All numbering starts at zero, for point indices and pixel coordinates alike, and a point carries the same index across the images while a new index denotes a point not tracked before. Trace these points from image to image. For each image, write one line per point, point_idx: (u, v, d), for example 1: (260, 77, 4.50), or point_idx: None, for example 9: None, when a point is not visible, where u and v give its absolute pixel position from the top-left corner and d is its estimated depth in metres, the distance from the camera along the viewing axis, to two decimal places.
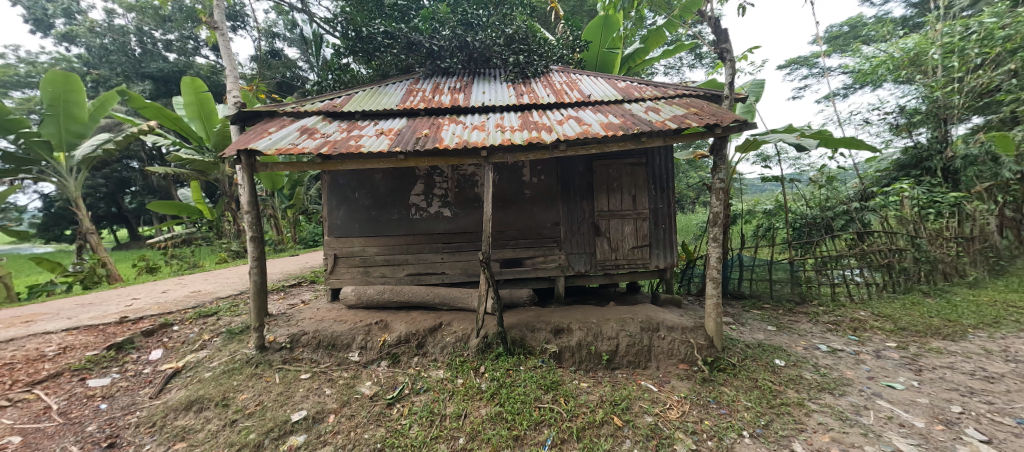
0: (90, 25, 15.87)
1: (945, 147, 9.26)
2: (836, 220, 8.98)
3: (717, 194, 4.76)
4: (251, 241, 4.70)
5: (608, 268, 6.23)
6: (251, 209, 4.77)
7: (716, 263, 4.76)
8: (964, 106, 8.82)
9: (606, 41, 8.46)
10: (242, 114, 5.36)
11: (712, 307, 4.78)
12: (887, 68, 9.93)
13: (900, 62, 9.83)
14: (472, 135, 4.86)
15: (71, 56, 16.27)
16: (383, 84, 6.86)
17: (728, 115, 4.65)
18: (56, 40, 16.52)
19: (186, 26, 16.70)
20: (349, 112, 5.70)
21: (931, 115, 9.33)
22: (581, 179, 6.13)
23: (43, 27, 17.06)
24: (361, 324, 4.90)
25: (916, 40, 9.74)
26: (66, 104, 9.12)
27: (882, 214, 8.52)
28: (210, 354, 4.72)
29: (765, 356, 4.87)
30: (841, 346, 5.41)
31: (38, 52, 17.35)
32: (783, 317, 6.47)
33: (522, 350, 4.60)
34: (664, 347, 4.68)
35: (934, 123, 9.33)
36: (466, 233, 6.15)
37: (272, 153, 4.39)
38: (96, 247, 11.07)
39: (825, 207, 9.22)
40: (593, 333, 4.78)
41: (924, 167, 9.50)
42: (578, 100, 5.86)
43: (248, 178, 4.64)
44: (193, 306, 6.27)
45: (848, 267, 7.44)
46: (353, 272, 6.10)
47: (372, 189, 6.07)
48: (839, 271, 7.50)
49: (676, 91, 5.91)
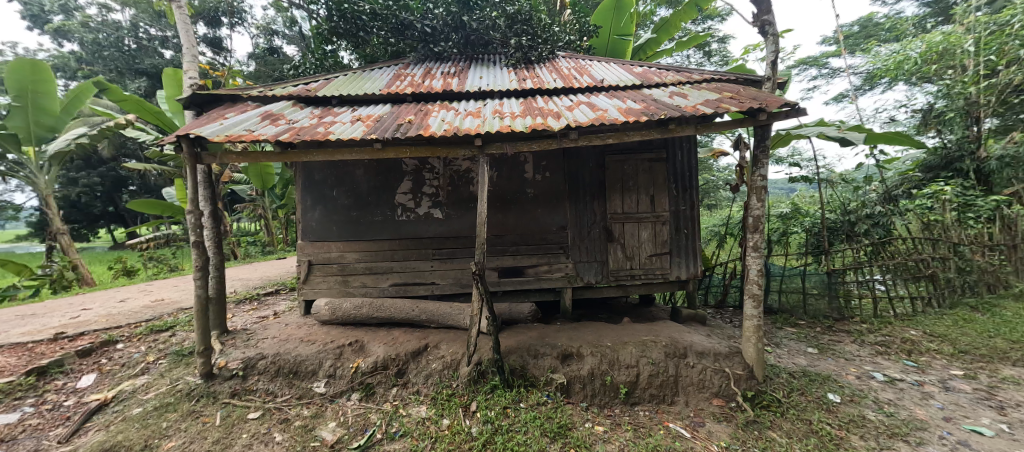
0: (82, 20, 15.23)
1: (979, 147, 7.96)
2: (858, 224, 7.92)
3: (757, 194, 3.97)
4: (194, 246, 3.74)
5: (622, 278, 5.42)
6: (194, 208, 3.79)
7: (756, 275, 3.96)
8: (996, 105, 7.62)
9: (616, 27, 7.63)
10: (198, 97, 4.60)
11: (751, 330, 3.98)
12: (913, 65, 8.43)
13: (927, 56, 8.35)
14: (465, 122, 4.09)
15: (66, 52, 15.63)
16: (369, 68, 6.11)
17: (772, 99, 3.87)
18: (53, 37, 15.93)
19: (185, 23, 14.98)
20: (324, 97, 4.93)
21: (959, 113, 8.00)
22: (592, 177, 5.35)
23: (40, 23, 16.35)
24: (332, 346, 4.13)
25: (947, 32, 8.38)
26: (35, 96, 8.03)
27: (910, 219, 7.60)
28: (149, 383, 3.94)
29: (814, 389, 4.05)
30: (899, 375, 4.58)
31: (36, 49, 16.70)
32: (822, 337, 5.64)
33: (523, 382, 3.79)
34: (694, 378, 3.90)
35: (963, 123, 8.07)
36: (459, 237, 5.36)
37: (219, 140, 3.59)
38: (67, 248, 10.31)
39: (843, 211, 8.08)
40: (608, 359, 3.98)
41: (955, 169, 8.31)
42: (590, 84, 5.08)
43: (192, 171, 3.79)
44: (147, 320, 5.52)
45: (868, 275, 6.51)
46: (330, 282, 5.31)
47: (351, 186, 5.30)
48: (859, 279, 6.58)
49: (703, 76, 5.14)
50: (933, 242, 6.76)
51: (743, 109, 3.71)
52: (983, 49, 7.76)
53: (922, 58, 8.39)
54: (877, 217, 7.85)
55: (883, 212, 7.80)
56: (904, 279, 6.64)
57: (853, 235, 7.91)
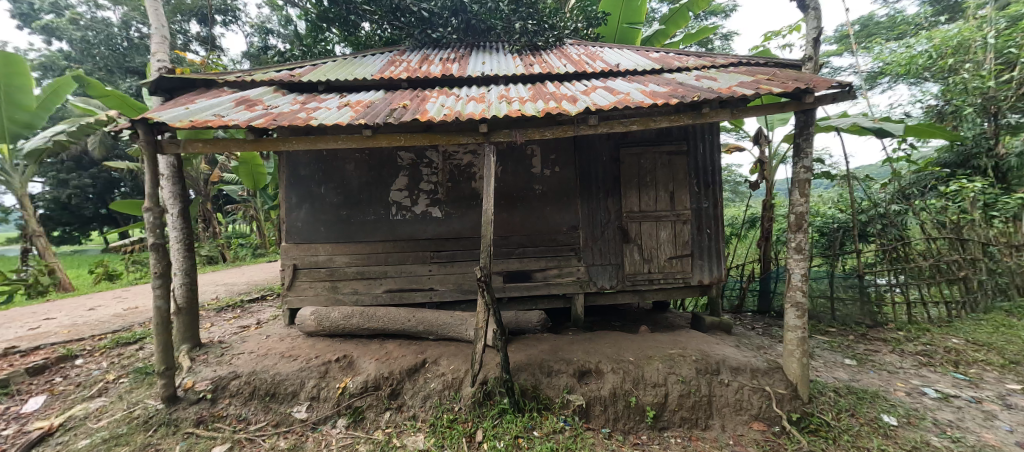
0: (72, 17, 14.47)
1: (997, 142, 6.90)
2: (871, 224, 7.28)
3: (800, 187, 3.50)
4: (153, 249, 3.16)
5: (640, 283, 4.94)
6: (152, 205, 3.21)
7: (801, 280, 3.47)
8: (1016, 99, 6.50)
9: (626, 13, 7.15)
10: (167, 81, 4.05)
11: (795, 342, 3.50)
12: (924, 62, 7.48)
13: (940, 50, 7.42)
14: (467, 107, 3.59)
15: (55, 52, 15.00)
16: (361, 54, 5.62)
17: (817, 80, 3.41)
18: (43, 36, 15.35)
19: (175, 21, 14.05)
20: (310, 83, 4.42)
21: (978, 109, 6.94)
22: (605, 171, 4.87)
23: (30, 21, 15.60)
24: (316, 363, 3.64)
25: (958, 26, 7.47)
26: (8, 89, 6.97)
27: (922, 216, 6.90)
28: (104, 407, 3.41)
29: (866, 410, 3.56)
30: (953, 391, 4.10)
31: (28, 49, 16.18)
32: (857, 346, 5.17)
33: (537, 405, 3.30)
34: (730, 398, 3.42)
35: (977, 119, 6.96)
36: (460, 238, 4.87)
37: (182, 126, 3.08)
38: (44, 251, 9.72)
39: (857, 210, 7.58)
40: (632, 377, 3.49)
41: (971, 165, 7.32)
42: (605, 69, 4.61)
43: (151, 161, 3.23)
44: (114, 331, 4.99)
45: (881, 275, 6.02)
46: (317, 288, 4.81)
47: (341, 183, 4.80)
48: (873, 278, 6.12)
49: (727, 60, 4.69)
50: (958, 242, 6.21)
51: (789, 90, 3.26)
52: (1003, 41, 6.82)
53: (934, 52, 7.50)
54: (893, 216, 7.13)
55: (903, 210, 7.07)
56: (925, 282, 6.09)
57: (866, 235, 7.44)
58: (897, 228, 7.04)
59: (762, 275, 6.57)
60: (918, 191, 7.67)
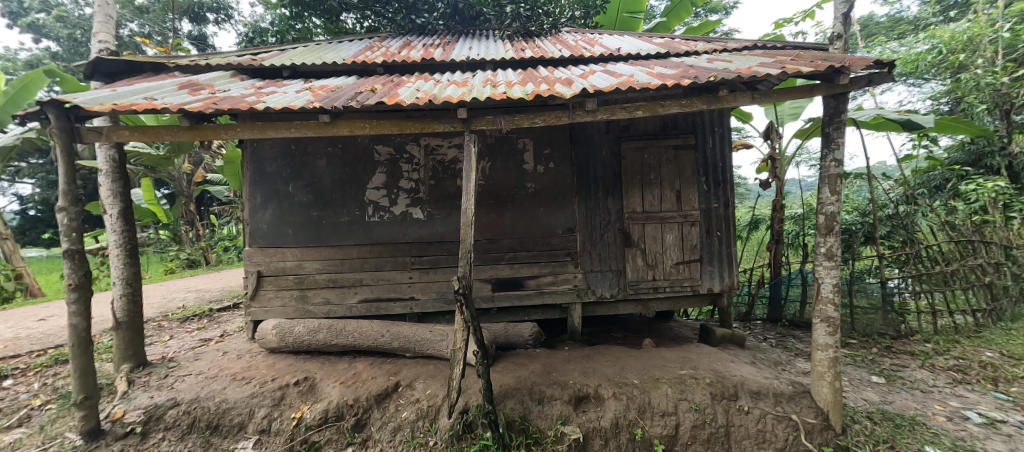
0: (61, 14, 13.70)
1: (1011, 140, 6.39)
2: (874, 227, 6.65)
3: (830, 184, 3.03)
4: (67, 256, 2.68)
5: (643, 291, 4.45)
6: (66, 205, 2.71)
7: (832, 292, 2.99)
8: None
9: (626, 2, 6.68)
10: (105, 63, 3.55)
11: (826, 364, 3.01)
12: (933, 58, 6.82)
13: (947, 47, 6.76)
14: (446, 91, 3.12)
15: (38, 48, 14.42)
16: (337, 41, 5.12)
17: (851, 59, 2.94)
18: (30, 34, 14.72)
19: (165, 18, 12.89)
20: (274, 68, 3.93)
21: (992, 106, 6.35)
22: (604, 167, 4.40)
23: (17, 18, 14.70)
24: (272, 388, 3.14)
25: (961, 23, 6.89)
26: None
27: (933, 221, 6.17)
28: (17, 441, 2.88)
29: (908, 440, 3.07)
30: (999, 415, 3.61)
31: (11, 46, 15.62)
32: (881, 361, 4.69)
33: (525, 440, 2.81)
34: (751, 429, 2.94)
35: (990, 117, 6.46)
36: (444, 242, 4.39)
37: (101, 110, 2.58)
38: (11, 255, 9.16)
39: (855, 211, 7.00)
40: (637, 404, 3.00)
41: (984, 165, 6.77)
42: (604, 53, 4.14)
43: (66, 153, 2.72)
44: (57, 346, 4.47)
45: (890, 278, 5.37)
46: (284, 298, 4.30)
47: (311, 180, 4.30)
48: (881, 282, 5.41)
49: (740, 44, 4.23)
50: (975, 244, 5.63)
51: (820, 69, 2.78)
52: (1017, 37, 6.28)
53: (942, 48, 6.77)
54: (898, 217, 6.39)
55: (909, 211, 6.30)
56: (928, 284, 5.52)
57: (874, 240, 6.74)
58: (901, 228, 6.37)
59: (772, 280, 6.10)
60: (925, 193, 7.04)
